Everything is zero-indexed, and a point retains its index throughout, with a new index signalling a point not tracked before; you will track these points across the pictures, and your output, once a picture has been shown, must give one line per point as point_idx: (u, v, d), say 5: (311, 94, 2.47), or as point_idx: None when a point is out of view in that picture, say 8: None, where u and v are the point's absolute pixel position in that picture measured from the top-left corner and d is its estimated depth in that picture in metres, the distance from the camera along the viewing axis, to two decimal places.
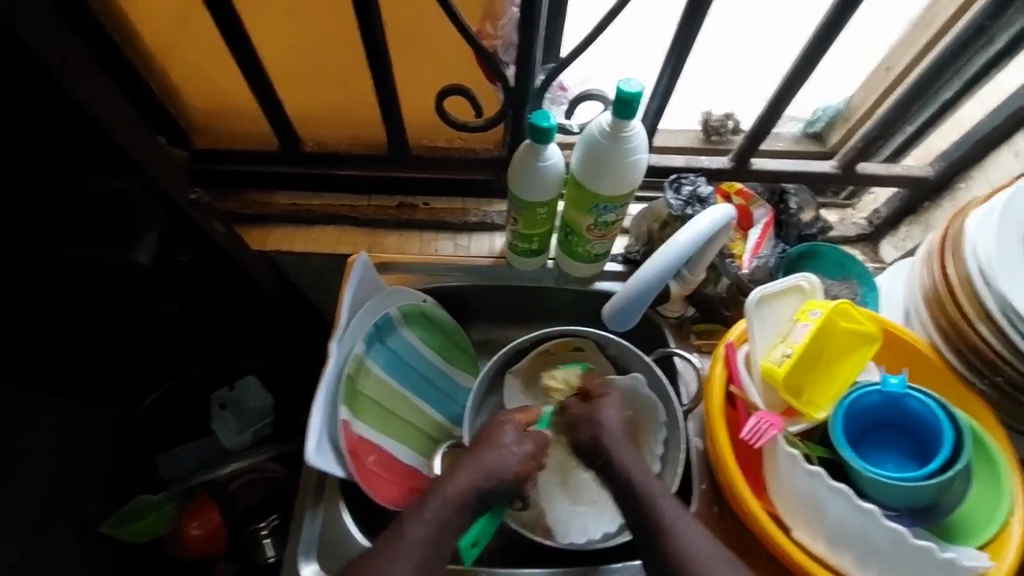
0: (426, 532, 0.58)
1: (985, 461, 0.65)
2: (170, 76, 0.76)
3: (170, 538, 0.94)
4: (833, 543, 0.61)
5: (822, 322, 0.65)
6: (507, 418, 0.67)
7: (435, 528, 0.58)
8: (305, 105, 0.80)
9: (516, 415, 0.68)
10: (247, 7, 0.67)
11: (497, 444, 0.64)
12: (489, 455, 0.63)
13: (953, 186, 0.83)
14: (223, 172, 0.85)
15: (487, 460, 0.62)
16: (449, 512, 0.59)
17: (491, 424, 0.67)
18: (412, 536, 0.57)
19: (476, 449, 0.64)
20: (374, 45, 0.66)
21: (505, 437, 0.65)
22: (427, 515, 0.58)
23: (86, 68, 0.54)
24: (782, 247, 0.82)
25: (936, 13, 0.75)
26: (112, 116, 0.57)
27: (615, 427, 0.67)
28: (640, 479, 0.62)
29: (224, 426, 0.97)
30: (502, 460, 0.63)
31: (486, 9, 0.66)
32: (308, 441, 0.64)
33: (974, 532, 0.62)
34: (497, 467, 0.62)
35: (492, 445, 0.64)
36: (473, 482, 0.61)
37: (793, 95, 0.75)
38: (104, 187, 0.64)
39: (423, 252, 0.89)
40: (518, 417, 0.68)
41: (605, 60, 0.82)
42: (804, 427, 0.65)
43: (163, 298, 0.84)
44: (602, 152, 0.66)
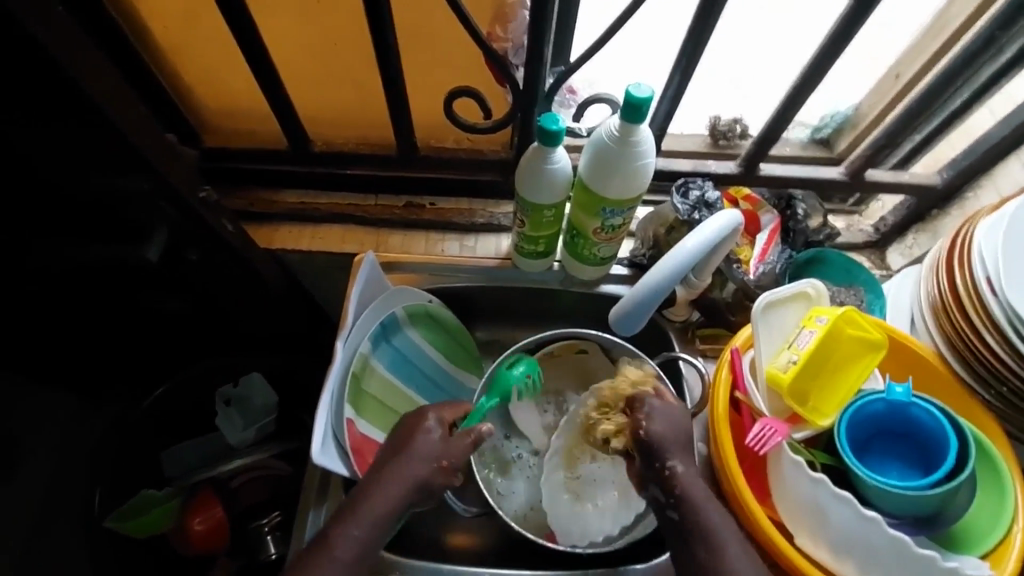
0: (355, 547, 0.57)
1: (988, 470, 0.64)
2: (180, 74, 0.77)
3: (173, 533, 0.95)
4: (836, 551, 0.61)
5: (828, 329, 0.65)
6: (428, 421, 0.65)
7: (361, 542, 0.58)
8: (314, 104, 0.81)
9: (439, 415, 0.66)
10: (258, 7, 0.68)
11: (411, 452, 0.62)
12: (415, 467, 0.61)
13: (961, 195, 0.82)
14: (232, 170, 0.86)
15: (408, 470, 0.61)
16: (374, 526, 0.58)
17: (413, 427, 0.65)
18: (341, 552, 0.57)
19: (395, 456, 0.62)
20: (384, 46, 0.66)
21: (421, 442, 0.63)
22: (354, 528, 0.58)
23: (97, 66, 0.54)
24: (789, 252, 0.82)
25: (947, 20, 0.75)
26: (123, 114, 0.57)
27: (675, 432, 0.62)
28: (694, 492, 0.59)
29: (228, 422, 0.97)
30: (425, 469, 0.61)
31: (497, 12, 0.66)
32: (313, 440, 0.65)
33: (977, 541, 0.62)
34: (417, 476, 0.61)
35: (417, 453, 0.62)
36: (398, 496, 0.60)
37: (803, 101, 0.75)
38: (113, 185, 0.64)
39: (429, 252, 0.90)
40: (442, 418, 0.66)
41: (615, 64, 0.82)
42: (808, 434, 0.66)
43: (170, 294, 0.84)
44: (610, 155, 0.66)
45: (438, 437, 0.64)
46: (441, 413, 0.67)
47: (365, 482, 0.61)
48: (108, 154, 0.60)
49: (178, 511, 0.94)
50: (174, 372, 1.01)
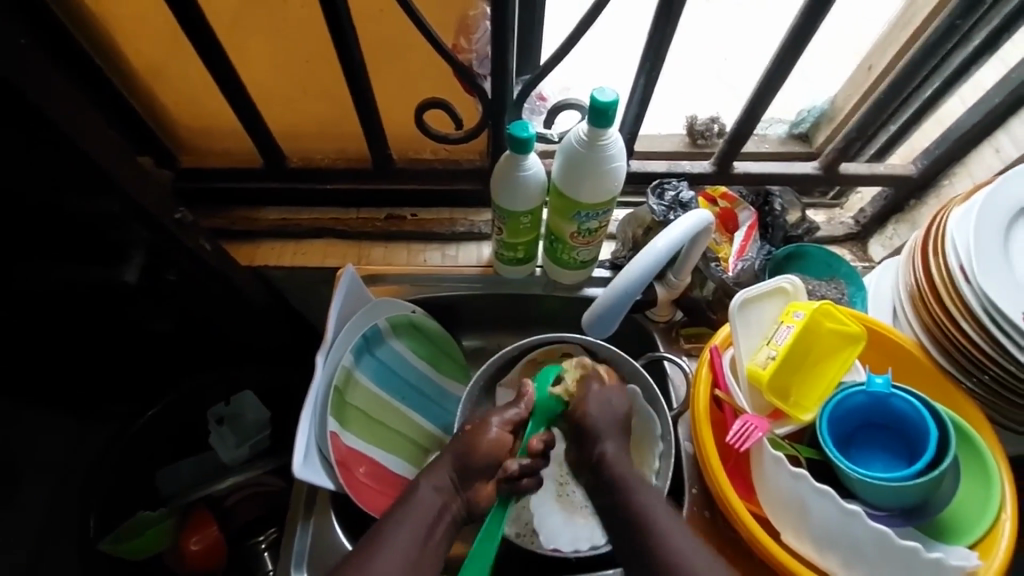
0: (407, 544, 0.60)
1: (974, 459, 0.64)
2: (154, 97, 0.78)
3: (169, 553, 0.95)
4: (820, 545, 0.60)
5: (805, 324, 0.65)
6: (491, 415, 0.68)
7: (424, 512, 0.62)
8: (289, 121, 0.82)
9: (499, 428, 0.67)
10: (227, 28, 0.69)
11: (467, 458, 0.65)
12: (460, 444, 0.66)
13: (937, 184, 0.83)
14: (209, 189, 0.86)
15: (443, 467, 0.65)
16: (434, 496, 0.64)
17: (475, 427, 0.67)
18: (394, 540, 0.60)
19: (439, 457, 0.67)
20: (350, 60, 0.67)
21: (484, 434, 0.66)
22: (414, 501, 0.63)
23: (64, 91, 0.55)
24: (768, 249, 0.82)
25: (914, 11, 0.75)
26: (92, 140, 0.58)
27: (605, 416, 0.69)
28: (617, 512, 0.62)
29: (222, 441, 0.97)
30: (473, 460, 0.65)
31: (460, 24, 0.67)
32: (295, 455, 0.65)
33: (964, 531, 0.62)
34: (472, 452, 0.65)
35: (464, 450, 0.66)
36: (439, 493, 0.64)
37: (771, 97, 0.76)
38: (89, 209, 0.65)
39: (411, 263, 0.90)
40: (499, 429, 0.67)
41: (586, 69, 0.83)
42: (790, 430, 0.66)
43: (152, 316, 0.84)
44: (580, 160, 0.67)
45: (497, 443, 0.66)
46: (503, 416, 0.68)
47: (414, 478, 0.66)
48: (80, 178, 0.60)
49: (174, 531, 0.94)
50: (163, 393, 1.01)
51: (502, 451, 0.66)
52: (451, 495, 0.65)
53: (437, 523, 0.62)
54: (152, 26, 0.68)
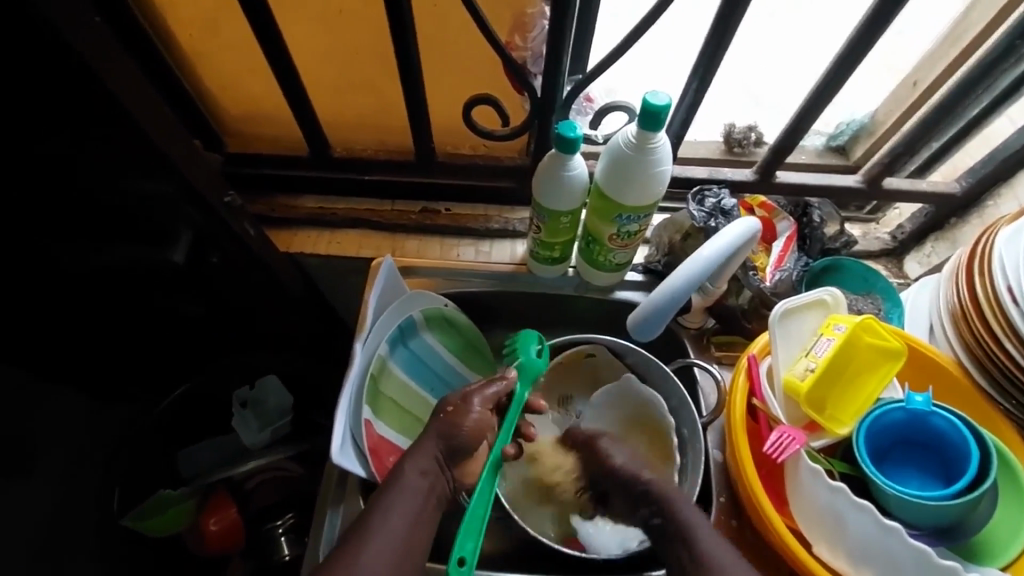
0: (399, 527, 0.56)
1: (1012, 482, 0.63)
2: (205, 81, 0.79)
3: (189, 532, 0.96)
4: (853, 560, 0.60)
5: (846, 338, 0.65)
6: (473, 393, 0.67)
7: (409, 501, 0.58)
8: (333, 110, 0.82)
9: (480, 408, 0.65)
10: (283, 16, 0.69)
11: (449, 438, 0.63)
12: (442, 424, 0.63)
13: (980, 203, 0.82)
14: (250, 175, 0.87)
15: (431, 447, 0.62)
16: (422, 479, 0.60)
17: (456, 408, 0.64)
18: (388, 521, 0.56)
19: (423, 439, 0.63)
20: (403, 52, 0.67)
21: (467, 417, 0.64)
22: (398, 487, 0.59)
23: (129, 71, 0.56)
24: (805, 260, 0.82)
25: (967, 28, 0.75)
26: (152, 122, 0.59)
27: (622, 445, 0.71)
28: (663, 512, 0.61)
29: (245, 424, 0.98)
30: (457, 441, 0.63)
31: (516, 22, 0.67)
32: (331, 441, 0.65)
33: (998, 553, 0.61)
34: (455, 429, 0.63)
35: (447, 433, 0.63)
36: (426, 476, 0.61)
37: (819, 109, 0.75)
38: (141, 190, 0.66)
39: (444, 257, 0.90)
40: (482, 409, 0.66)
41: (631, 72, 0.83)
42: (826, 443, 0.65)
43: (189, 298, 0.85)
44: (628, 162, 0.67)
45: (478, 424, 0.64)
46: (484, 394, 0.67)
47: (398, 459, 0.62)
48: (135, 156, 0.61)
49: (195, 512, 0.96)
50: (193, 372, 1.02)
51: (484, 430, 0.65)
52: (437, 475, 0.62)
53: (426, 501, 0.59)
54: (209, 9, 0.69)
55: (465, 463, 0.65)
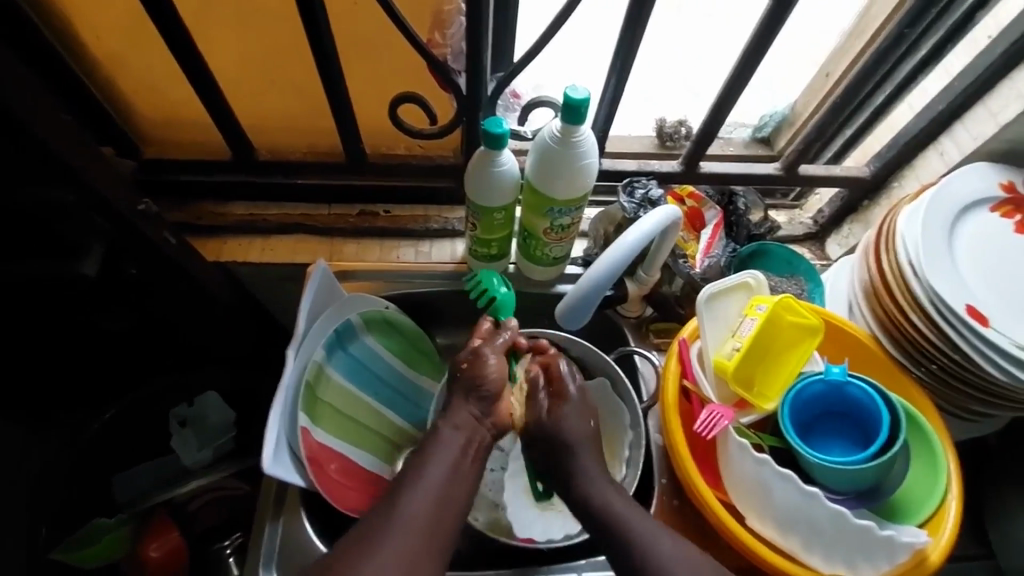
0: (439, 480, 0.60)
1: (922, 442, 0.68)
2: (117, 85, 0.75)
3: (126, 562, 0.92)
4: (782, 528, 0.63)
5: (767, 317, 0.68)
6: (485, 344, 0.68)
7: (446, 461, 0.61)
8: (258, 113, 0.80)
9: (497, 356, 0.67)
10: (194, 15, 0.67)
11: (473, 391, 0.65)
12: (466, 380, 0.66)
13: (888, 186, 0.87)
14: (173, 182, 0.84)
15: (462, 406, 0.65)
16: (461, 433, 0.63)
17: (472, 363, 0.66)
18: (429, 472, 0.60)
19: (451, 401, 0.66)
20: (322, 50, 0.66)
21: (488, 368, 0.66)
22: (435, 452, 0.62)
23: (18, 71, 0.53)
24: (733, 247, 0.85)
25: (869, 21, 0.80)
26: (48, 125, 0.56)
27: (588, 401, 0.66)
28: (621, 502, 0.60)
29: (183, 444, 0.96)
30: (484, 392, 0.65)
31: (435, 18, 0.68)
32: (264, 451, 0.63)
33: (915, 511, 0.66)
34: (477, 383, 0.65)
35: (472, 387, 0.65)
36: (460, 431, 0.63)
37: (734, 99, 0.79)
38: (43, 200, 0.62)
39: (384, 259, 0.89)
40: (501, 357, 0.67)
41: (558, 68, 0.85)
42: (754, 418, 0.68)
43: (109, 314, 0.81)
44: (554, 156, 0.68)
45: (499, 374, 0.66)
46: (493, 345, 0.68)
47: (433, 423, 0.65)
48: (36, 165, 0.58)
49: (133, 538, 0.91)
50: (122, 394, 0.97)
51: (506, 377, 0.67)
52: (473, 428, 0.64)
53: (464, 455, 0.62)
54: (113, 10, 0.66)
55: (500, 408, 0.67)
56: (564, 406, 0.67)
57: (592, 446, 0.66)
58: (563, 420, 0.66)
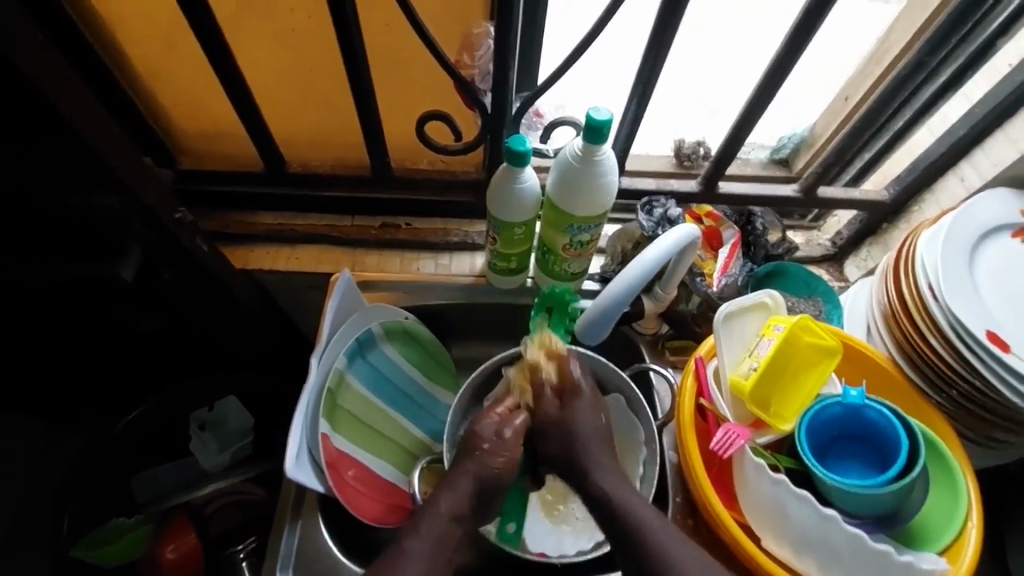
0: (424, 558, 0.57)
1: (942, 468, 0.67)
2: (159, 99, 0.79)
3: (143, 561, 0.93)
4: (798, 550, 0.63)
5: (784, 337, 0.68)
6: (486, 416, 0.68)
7: (435, 546, 0.59)
8: (291, 128, 0.83)
9: (512, 448, 0.66)
10: (235, 33, 0.71)
11: (482, 474, 0.63)
12: (475, 464, 0.63)
13: (908, 210, 0.88)
14: (208, 192, 0.87)
15: (463, 490, 0.62)
16: (455, 519, 0.61)
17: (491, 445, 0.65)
18: (413, 554, 0.57)
19: (458, 476, 0.63)
20: (355, 68, 0.69)
21: (487, 437, 0.66)
22: (424, 531, 0.59)
23: (74, 86, 0.56)
24: (750, 266, 0.86)
25: (887, 49, 0.81)
26: (98, 136, 0.59)
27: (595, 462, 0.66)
28: (637, 516, 0.61)
29: (204, 448, 0.97)
30: (490, 480, 0.64)
31: (464, 41, 0.71)
32: (286, 455, 0.65)
33: (933, 538, 0.65)
34: (486, 466, 0.63)
35: (476, 477, 0.63)
36: (457, 521, 0.61)
37: (755, 121, 0.80)
38: (87, 206, 0.65)
39: (405, 270, 0.92)
40: (509, 442, 0.66)
41: (579, 89, 0.87)
42: (771, 439, 0.68)
43: (140, 317, 0.84)
44: (575, 174, 0.70)
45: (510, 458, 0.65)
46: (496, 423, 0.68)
47: (432, 494, 0.63)
48: (85, 173, 0.61)
49: (151, 537, 0.93)
50: (147, 394, 0.99)
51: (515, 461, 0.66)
52: (466, 507, 0.62)
53: (448, 538, 0.60)
54: (161, 28, 0.70)
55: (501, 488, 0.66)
56: (576, 402, 0.69)
57: (603, 441, 0.68)
58: (574, 414, 0.68)
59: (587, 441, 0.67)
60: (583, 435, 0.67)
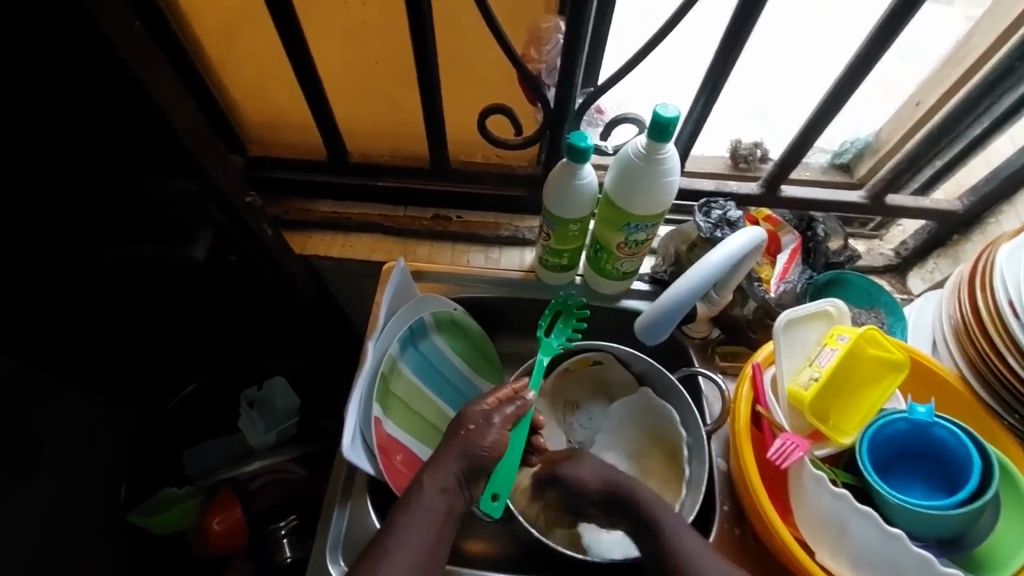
0: (415, 535, 0.61)
1: (1013, 493, 0.64)
2: (230, 88, 0.82)
3: (192, 531, 0.97)
4: (857, 568, 0.61)
5: (849, 348, 0.66)
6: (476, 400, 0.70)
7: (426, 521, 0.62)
8: (353, 118, 0.85)
9: (500, 428, 0.68)
10: (306, 24, 0.72)
11: (468, 455, 0.66)
12: (462, 444, 0.66)
13: (983, 221, 0.84)
14: (270, 178, 0.90)
15: (449, 466, 0.65)
16: (445, 496, 0.64)
17: (477, 428, 0.67)
18: (404, 529, 0.61)
19: (443, 454, 0.66)
20: (423, 61, 0.69)
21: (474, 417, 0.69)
22: (412, 510, 0.62)
23: (163, 74, 0.58)
24: (809, 273, 0.84)
25: (967, 52, 0.76)
26: (180, 121, 0.61)
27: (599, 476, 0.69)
28: None
29: (251, 426, 1.00)
30: (477, 458, 0.66)
31: (532, 35, 0.70)
32: (343, 436, 0.66)
33: (1003, 566, 0.62)
34: (471, 447, 0.66)
35: (466, 455, 0.66)
36: (445, 494, 0.64)
37: (824, 125, 0.77)
38: (167, 189, 0.68)
39: (455, 262, 0.93)
40: (497, 426, 0.68)
41: (640, 87, 0.86)
42: (829, 452, 0.66)
43: (201, 298, 0.87)
44: (637, 172, 0.69)
45: (496, 440, 0.67)
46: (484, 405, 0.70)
47: (419, 471, 0.66)
48: (166, 156, 0.64)
49: (200, 509, 0.97)
50: (203, 372, 1.03)
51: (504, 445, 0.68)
52: (455, 486, 0.65)
53: (443, 512, 0.63)
54: (239, 18, 0.72)
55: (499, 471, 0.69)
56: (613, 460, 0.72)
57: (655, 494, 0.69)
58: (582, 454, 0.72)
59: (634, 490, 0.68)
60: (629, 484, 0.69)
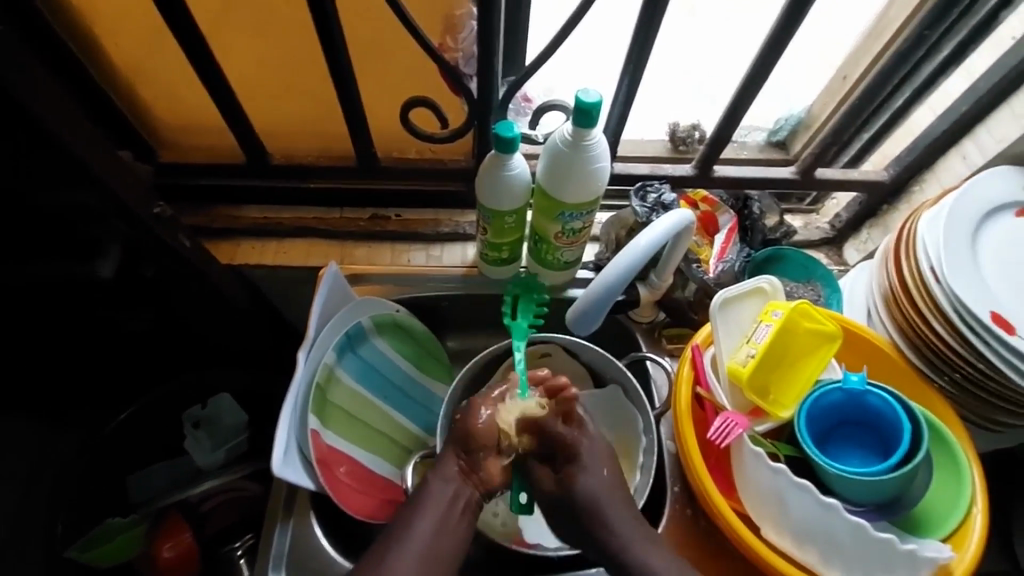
0: (423, 533, 0.60)
1: (945, 453, 0.66)
2: (135, 92, 0.77)
3: (140, 561, 0.92)
4: (799, 539, 0.62)
5: (783, 323, 0.67)
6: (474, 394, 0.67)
7: (433, 514, 0.61)
8: (274, 118, 0.81)
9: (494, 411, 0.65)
10: (207, 20, 0.68)
11: (466, 444, 0.64)
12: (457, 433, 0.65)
13: (909, 189, 0.86)
14: (191, 187, 0.85)
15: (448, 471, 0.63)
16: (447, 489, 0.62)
17: (465, 416, 0.65)
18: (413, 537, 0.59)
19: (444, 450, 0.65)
20: (336, 54, 0.66)
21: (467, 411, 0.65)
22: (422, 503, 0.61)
23: (42, 78, 0.54)
24: (747, 251, 0.84)
25: (887, 24, 0.78)
26: (68, 129, 0.56)
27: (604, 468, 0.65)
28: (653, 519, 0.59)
29: (197, 446, 0.95)
30: (478, 447, 0.64)
31: (447, 23, 0.68)
32: (274, 452, 0.64)
33: (939, 524, 0.63)
34: (468, 436, 0.64)
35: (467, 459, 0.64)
36: (449, 484, 0.62)
37: (749, 102, 0.77)
38: (63, 203, 0.63)
39: (395, 263, 0.90)
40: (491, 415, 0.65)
41: (569, 71, 0.84)
42: (769, 427, 0.67)
43: (124, 317, 0.82)
44: (565, 159, 0.68)
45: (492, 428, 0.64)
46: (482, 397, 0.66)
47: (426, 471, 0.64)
48: (54, 167, 0.59)
49: (146, 537, 0.91)
50: (138, 394, 0.98)
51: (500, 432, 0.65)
52: (462, 483, 0.63)
53: (452, 507, 0.62)
54: (134, 16, 0.68)
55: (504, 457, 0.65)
56: (582, 441, 0.66)
57: (608, 458, 0.66)
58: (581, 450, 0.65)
59: (597, 497, 0.63)
60: (590, 456, 0.65)
